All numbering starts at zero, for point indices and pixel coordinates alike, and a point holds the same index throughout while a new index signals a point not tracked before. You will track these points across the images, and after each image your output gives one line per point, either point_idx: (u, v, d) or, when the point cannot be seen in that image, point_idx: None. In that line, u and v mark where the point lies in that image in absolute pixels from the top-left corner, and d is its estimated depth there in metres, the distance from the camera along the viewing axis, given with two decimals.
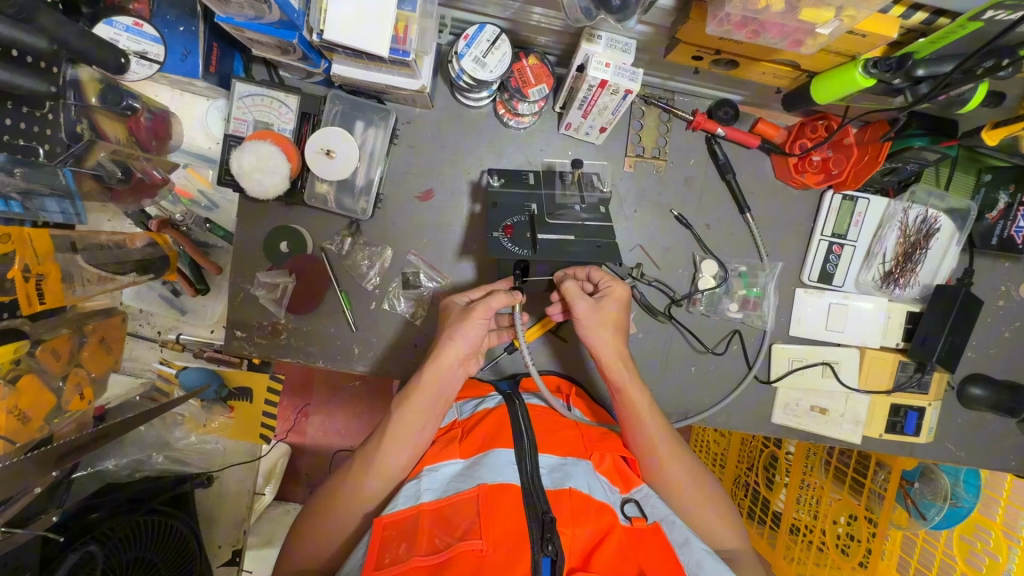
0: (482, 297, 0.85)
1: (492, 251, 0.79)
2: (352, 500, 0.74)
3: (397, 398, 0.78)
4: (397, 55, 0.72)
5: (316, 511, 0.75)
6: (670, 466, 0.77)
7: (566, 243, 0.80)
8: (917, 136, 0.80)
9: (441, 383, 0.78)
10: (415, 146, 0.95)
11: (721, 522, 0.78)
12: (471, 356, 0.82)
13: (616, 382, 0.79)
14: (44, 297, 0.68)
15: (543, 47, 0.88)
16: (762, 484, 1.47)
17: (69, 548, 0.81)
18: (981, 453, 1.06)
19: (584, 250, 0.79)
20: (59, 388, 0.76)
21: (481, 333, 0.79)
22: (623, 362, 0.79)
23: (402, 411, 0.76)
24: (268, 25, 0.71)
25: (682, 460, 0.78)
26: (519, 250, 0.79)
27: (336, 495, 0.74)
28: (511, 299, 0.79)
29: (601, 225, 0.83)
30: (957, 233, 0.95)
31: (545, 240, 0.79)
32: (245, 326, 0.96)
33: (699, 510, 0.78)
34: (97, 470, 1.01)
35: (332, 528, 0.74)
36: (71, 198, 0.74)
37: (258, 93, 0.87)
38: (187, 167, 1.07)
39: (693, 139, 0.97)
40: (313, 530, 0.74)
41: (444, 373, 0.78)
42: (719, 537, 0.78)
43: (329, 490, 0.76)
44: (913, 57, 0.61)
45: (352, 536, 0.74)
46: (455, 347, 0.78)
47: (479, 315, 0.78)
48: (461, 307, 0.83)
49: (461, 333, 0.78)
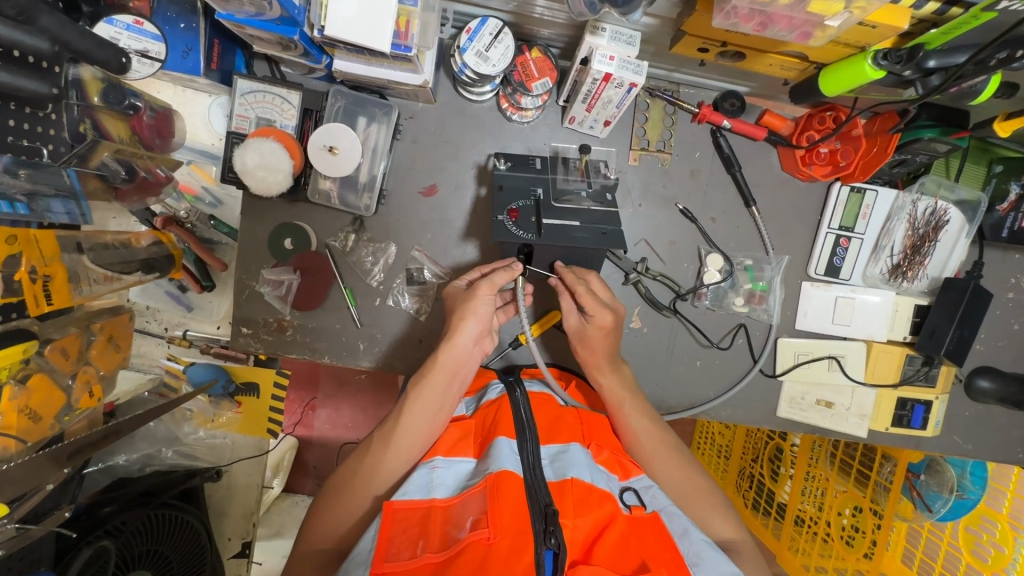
0: (480, 277, 0.86)
1: (495, 235, 0.78)
2: (367, 481, 0.73)
3: (412, 380, 0.78)
4: (399, 51, 0.72)
5: (335, 492, 0.76)
6: (662, 462, 0.81)
7: (570, 227, 0.79)
8: (927, 128, 0.79)
9: (455, 366, 0.78)
10: (418, 141, 0.94)
11: (713, 513, 0.79)
12: (487, 334, 0.81)
13: (603, 383, 0.85)
14: (51, 298, 0.69)
15: (546, 40, 0.88)
16: (767, 476, 1.47)
17: (81, 543, 0.82)
18: (990, 445, 1.06)
19: (588, 240, 0.78)
20: (69, 386, 0.78)
21: (490, 309, 0.79)
22: (608, 369, 0.85)
23: (418, 391, 0.76)
24: (268, 22, 0.70)
25: (672, 459, 0.82)
26: (524, 233, 0.78)
27: (355, 474, 0.75)
28: (514, 274, 0.79)
29: (606, 213, 0.81)
30: (968, 225, 0.94)
31: (550, 223, 0.79)
32: (250, 323, 0.97)
33: (691, 498, 0.80)
34: (109, 466, 0.99)
35: (345, 513, 0.73)
36: (76, 198, 0.72)
37: (261, 89, 0.87)
38: (191, 164, 1.08)
39: (698, 132, 0.96)
40: (327, 511, 0.75)
41: (458, 355, 0.78)
42: (709, 524, 0.79)
43: (346, 473, 0.76)
44: (924, 48, 0.59)
45: (368, 518, 0.73)
46: (468, 327, 0.77)
47: (484, 290, 0.77)
48: (462, 289, 0.84)
49: (471, 313, 0.77)
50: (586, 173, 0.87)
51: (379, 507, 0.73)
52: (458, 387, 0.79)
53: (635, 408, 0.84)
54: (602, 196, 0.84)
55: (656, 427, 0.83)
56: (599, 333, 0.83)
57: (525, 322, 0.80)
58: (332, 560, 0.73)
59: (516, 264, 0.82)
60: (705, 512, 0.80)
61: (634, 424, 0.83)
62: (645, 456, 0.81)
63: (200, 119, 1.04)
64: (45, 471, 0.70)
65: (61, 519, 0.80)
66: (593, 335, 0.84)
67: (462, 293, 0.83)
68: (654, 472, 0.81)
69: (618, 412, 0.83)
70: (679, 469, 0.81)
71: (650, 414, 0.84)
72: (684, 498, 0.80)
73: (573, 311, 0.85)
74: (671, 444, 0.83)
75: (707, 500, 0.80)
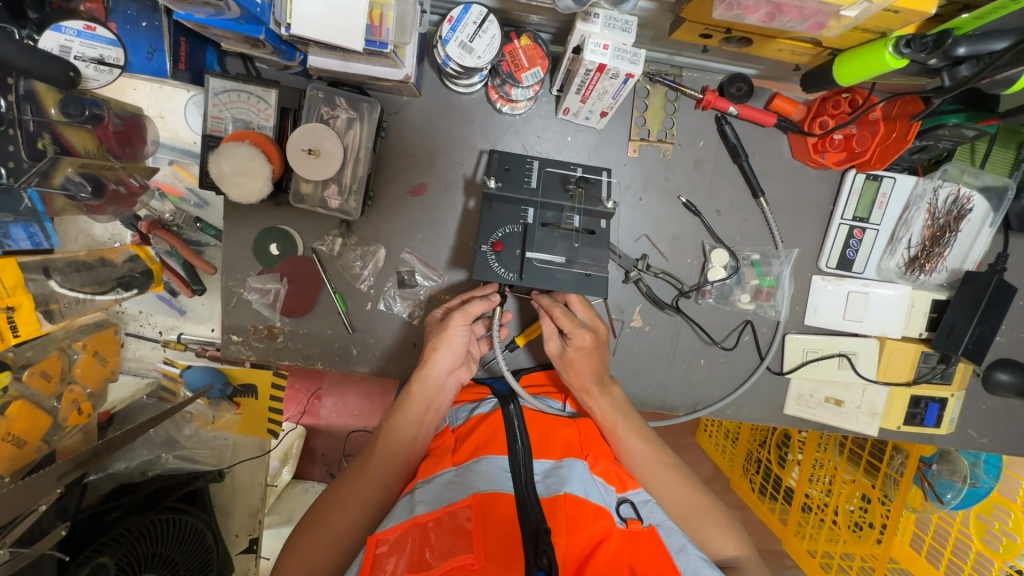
0: (458, 306, 0.87)
1: (479, 275, 0.75)
2: (344, 513, 0.69)
3: (387, 411, 0.78)
4: (374, 47, 0.66)
5: (305, 527, 0.69)
6: (658, 482, 0.78)
7: (553, 268, 0.77)
8: (951, 113, 0.74)
9: (431, 394, 0.78)
10: (403, 137, 0.89)
11: (720, 531, 0.76)
12: (462, 364, 0.83)
13: (592, 405, 0.82)
14: (17, 329, 0.77)
15: (536, 25, 0.81)
16: (774, 462, 1.43)
17: (82, 559, 0.82)
18: (1008, 439, 1.02)
19: (567, 281, 0.76)
20: (55, 407, 0.87)
21: (465, 338, 0.80)
22: (597, 392, 0.82)
23: (393, 418, 0.77)
24: (231, 21, 0.65)
25: (667, 478, 0.78)
26: (505, 275, 0.76)
27: (330, 507, 0.70)
28: (490, 305, 0.81)
29: (589, 249, 0.78)
30: (993, 213, 0.88)
31: (533, 263, 0.76)
32: (240, 330, 0.94)
33: (693, 518, 0.76)
34: (109, 474, 1.01)
35: (318, 551, 0.66)
36: (37, 221, 0.83)
37: (235, 89, 0.81)
38: (173, 164, 0.99)
39: (703, 119, 0.90)
40: (294, 549, 0.67)
41: (433, 384, 0.79)
42: (715, 544, 0.75)
43: (317, 509, 0.71)
44: (953, 33, 0.53)
45: (350, 554, 0.67)
46: (441, 357, 0.79)
47: (458, 320, 0.79)
48: (438, 319, 0.86)
49: (444, 345, 0.79)
50: (576, 201, 0.79)
51: (359, 539, 0.68)
52: (435, 418, 0.79)
53: (628, 430, 0.81)
54: (595, 224, 0.80)
55: (649, 444, 0.80)
56: (580, 355, 0.82)
57: (499, 352, 0.81)
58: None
59: (493, 295, 0.82)
60: (711, 532, 0.76)
61: (627, 443, 0.80)
62: (640, 475, 0.78)
63: (179, 117, 0.97)
64: (42, 489, 0.73)
65: (58, 537, 0.80)
66: (575, 357, 0.82)
67: (439, 324, 0.84)
68: (654, 491, 0.78)
69: (611, 436, 0.80)
70: (678, 487, 0.78)
71: (646, 436, 0.81)
72: (683, 516, 0.76)
73: (554, 335, 0.85)
74: (668, 462, 0.80)
75: (708, 519, 0.76)
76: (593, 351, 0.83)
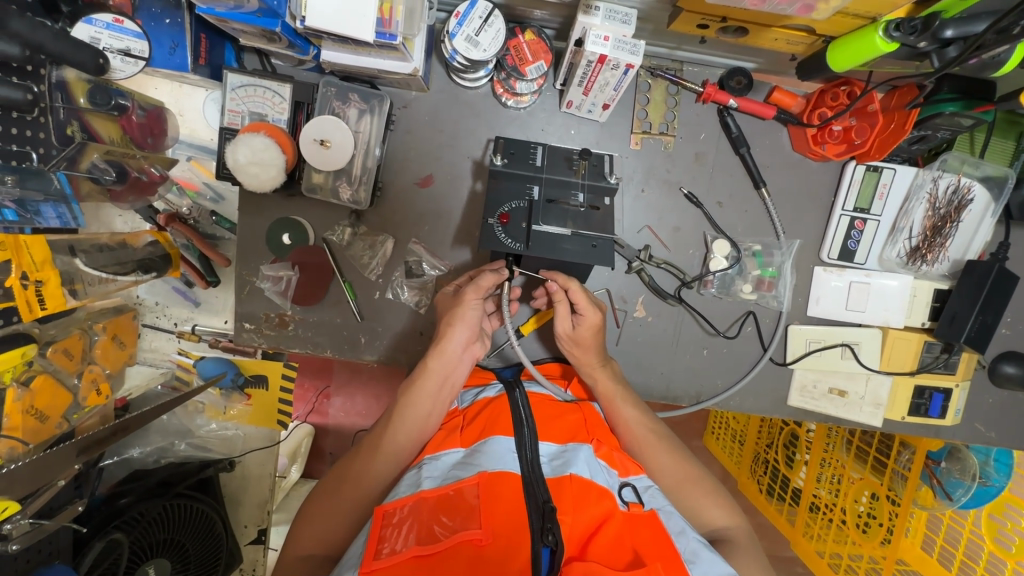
0: (468, 284, 0.90)
1: (484, 243, 0.76)
2: (358, 484, 0.71)
3: (402, 387, 0.79)
4: (384, 39, 0.69)
5: (322, 495, 0.72)
6: (652, 452, 0.80)
7: (559, 237, 0.77)
8: (947, 102, 0.74)
9: (446, 370, 0.79)
10: (412, 131, 0.92)
11: (709, 501, 0.77)
12: (475, 341, 0.84)
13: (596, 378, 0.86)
14: (44, 302, 0.84)
15: (540, 21, 0.84)
16: (782, 462, 1.40)
17: (96, 536, 0.85)
18: (1015, 435, 1.01)
19: (574, 256, 0.78)
20: (76, 385, 0.95)
21: (477, 315, 0.82)
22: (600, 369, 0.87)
23: (407, 395, 0.77)
24: (250, 14, 0.69)
25: (662, 447, 0.80)
26: (513, 243, 0.76)
27: (344, 478, 0.72)
28: (501, 278, 0.82)
29: (595, 227, 0.80)
30: (994, 203, 0.89)
31: (540, 231, 0.77)
32: (252, 318, 0.96)
33: (684, 487, 0.78)
34: (123, 458, 1.09)
35: (333, 520, 0.69)
36: (66, 202, 0.87)
37: (252, 83, 0.85)
38: (191, 160, 1.03)
39: (704, 112, 0.92)
40: (309, 518, 0.70)
41: (448, 360, 0.80)
42: (705, 516, 0.76)
43: (335, 479, 0.73)
44: (940, 17, 0.56)
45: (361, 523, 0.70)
46: (456, 334, 0.80)
47: (471, 296, 0.81)
48: (451, 295, 0.88)
49: (460, 321, 0.81)
50: (582, 174, 0.83)
51: (370, 513, 0.71)
52: (448, 395, 0.80)
53: (625, 401, 0.85)
54: (599, 202, 0.81)
55: (645, 416, 0.84)
56: (591, 333, 0.84)
57: (509, 329, 0.81)
58: (323, 565, 0.67)
59: (504, 268, 0.83)
60: (700, 501, 0.77)
61: (624, 412, 0.83)
62: (637, 443, 0.81)
63: (197, 113, 1.01)
64: (57, 465, 0.77)
65: (74, 514, 0.82)
66: (586, 335, 0.84)
67: (451, 302, 0.86)
68: (646, 462, 0.80)
69: (610, 405, 0.84)
70: (671, 458, 0.80)
71: (640, 405, 0.85)
72: (674, 484, 0.78)
73: (566, 316, 0.85)
74: (662, 434, 0.82)
75: (698, 487, 0.78)
76: (587, 338, 0.85)
